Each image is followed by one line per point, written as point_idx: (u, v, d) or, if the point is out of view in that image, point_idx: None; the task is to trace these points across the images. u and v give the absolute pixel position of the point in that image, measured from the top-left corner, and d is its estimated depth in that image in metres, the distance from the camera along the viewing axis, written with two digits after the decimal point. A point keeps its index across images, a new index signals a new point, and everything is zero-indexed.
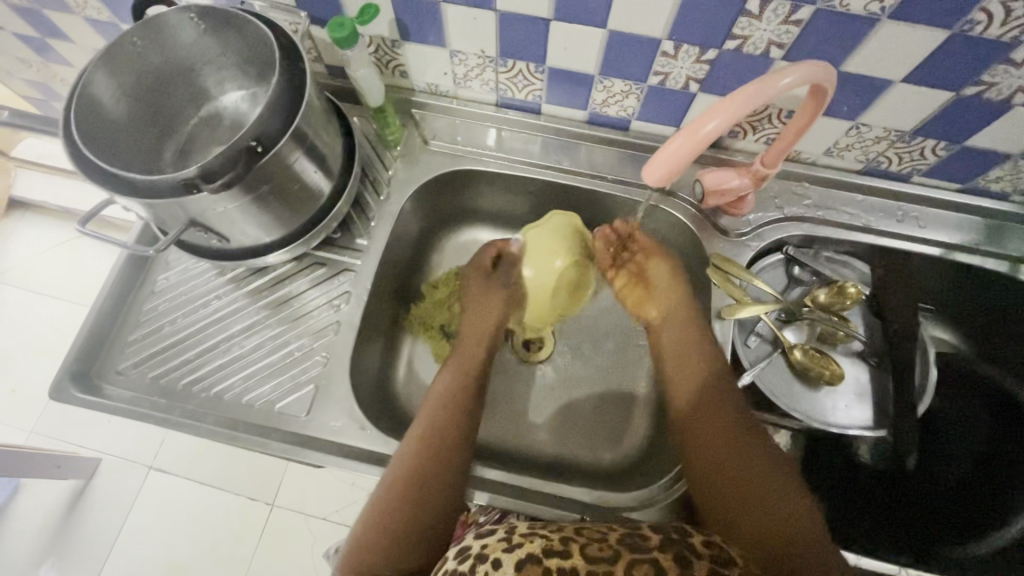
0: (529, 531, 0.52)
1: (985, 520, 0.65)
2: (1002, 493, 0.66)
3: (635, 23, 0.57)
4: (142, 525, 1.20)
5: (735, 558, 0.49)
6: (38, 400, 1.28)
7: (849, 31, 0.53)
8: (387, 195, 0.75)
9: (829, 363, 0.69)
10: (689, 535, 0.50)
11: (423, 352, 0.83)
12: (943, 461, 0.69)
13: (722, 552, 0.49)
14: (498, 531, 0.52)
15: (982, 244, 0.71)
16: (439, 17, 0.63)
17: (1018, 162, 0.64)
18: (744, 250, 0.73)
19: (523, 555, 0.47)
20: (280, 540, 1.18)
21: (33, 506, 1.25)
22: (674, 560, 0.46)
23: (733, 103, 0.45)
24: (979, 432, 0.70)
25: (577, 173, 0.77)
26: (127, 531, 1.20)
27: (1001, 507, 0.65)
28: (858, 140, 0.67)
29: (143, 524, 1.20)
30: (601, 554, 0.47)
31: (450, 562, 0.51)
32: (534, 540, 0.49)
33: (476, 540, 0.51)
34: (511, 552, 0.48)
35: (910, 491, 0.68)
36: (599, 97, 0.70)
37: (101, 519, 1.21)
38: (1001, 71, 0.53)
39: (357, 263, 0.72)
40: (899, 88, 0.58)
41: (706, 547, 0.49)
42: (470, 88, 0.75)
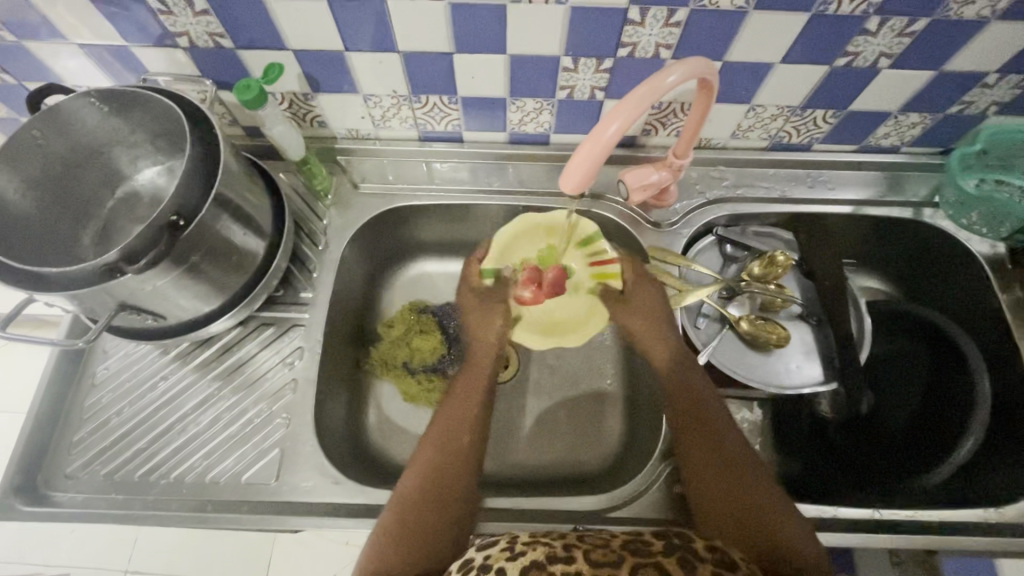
0: (531, 540, 0.49)
1: (934, 450, 0.69)
2: (948, 425, 0.69)
3: (532, 44, 0.61)
4: None
5: (737, 560, 0.46)
6: None
7: (724, 25, 0.58)
8: (326, 243, 0.75)
9: (774, 328, 0.72)
10: (691, 540, 0.48)
11: (388, 393, 0.81)
12: (897, 398, 0.74)
13: (725, 554, 0.46)
14: (501, 541, 0.49)
15: (887, 195, 0.78)
16: (346, 65, 0.64)
17: (898, 116, 0.70)
18: (677, 238, 0.77)
19: (527, 562, 0.45)
20: None
21: None
22: (680, 565, 0.44)
23: (629, 105, 0.48)
24: (917, 370, 0.74)
25: (509, 192, 0.79)
26: None
27: (945, 437, 0.69)
28: (757, 120, 0.72)
29: None
30: (605, 558, 0.45)
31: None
32: (537, 548, 0.47)
33: (479, 552, 0.49)
34: (514, 561, 0.46)
35: (875, 433, 0.72)
36: (515, 117, 0.73)
37: None
38: (862, 41, 0.59)
39: (305, 316, 0.72)
40: (780, 69, 0.63)
41: (709, 551, 0.46)
42: (390, 127, 0.76)
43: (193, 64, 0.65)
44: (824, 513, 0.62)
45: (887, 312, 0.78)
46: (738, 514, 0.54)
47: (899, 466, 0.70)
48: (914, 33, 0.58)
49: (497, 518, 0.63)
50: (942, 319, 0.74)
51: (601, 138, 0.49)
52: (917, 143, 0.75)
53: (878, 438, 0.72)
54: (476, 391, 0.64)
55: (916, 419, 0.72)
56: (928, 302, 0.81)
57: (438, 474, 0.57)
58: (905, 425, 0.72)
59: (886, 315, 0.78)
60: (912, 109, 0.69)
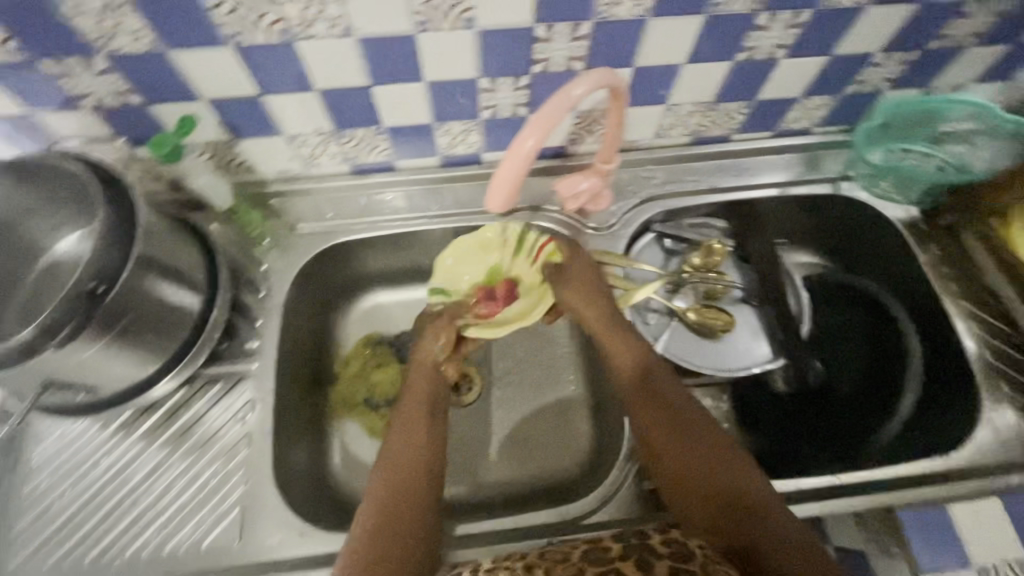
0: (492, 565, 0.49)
1: (882, 408, 0.73)
2: (890, 383, 0.74)
3: (448, 70, 0.62)
4: None
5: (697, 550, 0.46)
6: None
7: (628, 34, 0.60)
8: (268, 289, 0.74)
9: (719, 314, 0.75)
10: (648, 536, 0.48)
11: (354, 432, 0.79)
12: (844, 364, 0.77)
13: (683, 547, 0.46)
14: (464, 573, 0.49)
15: (806, 175, 0.82)
16: (264, 108, 0.64)
17: (804, 101, 0.75)
18: (618, 239, 0.79)
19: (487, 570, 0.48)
20: None
21: None
22: (636, 566, 0.44)
23: (545, 116, 0.50)
24: (858, 335, 0.78)
25: (449, 215, 0.80)
26: None
27: (889, 395, 0.73)
28: (676, 118, 0.75)
29: None
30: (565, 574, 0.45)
31: None
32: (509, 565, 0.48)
33: None
34: None
35: (828, 400, 0.75)
36: (444, 140, 0.74)
37: None
38: (757, 35, 0.63)
39: (254, 367, 0.69)
40: (687, 68, 0.66)
41: (665, 545, 0.46)
42: (320, 164, 0.75)
43: (103, 124, 0.63)
44: (789, 488, 0.64)
45: (825, 283, 0.83)
46: (707, 498, 0.53)
47: (855, 428, 0.73)
48: (803, 24, 0.62)
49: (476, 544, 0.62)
50: (873, 286, 0.80)
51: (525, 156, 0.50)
52: (826, 123, 0.80)
53: (832, 404, 0.75)
54: (420, 420, 0.63)
55: (864, 381, 0.75)
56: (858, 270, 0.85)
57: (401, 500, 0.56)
58: (854, 388, 0.75)
59: (823, 286, 0.83)
60: (815, 93, 0.73)
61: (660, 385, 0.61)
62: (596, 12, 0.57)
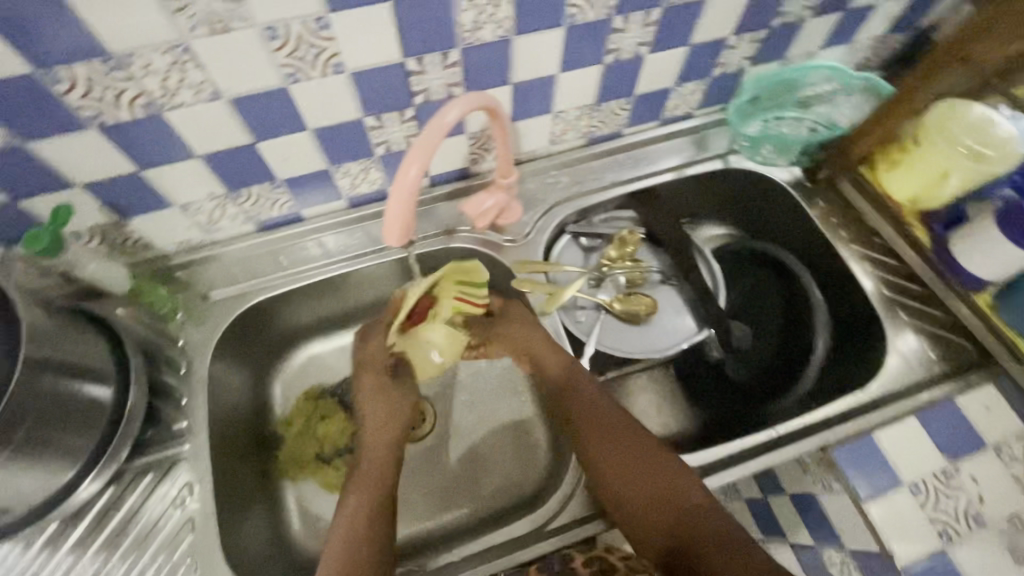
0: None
1: (801, 354, 0.77)
2: (804, 329, 0.78)
3: (331, 115, 0.62)
4: None
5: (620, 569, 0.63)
6: None
7: (497, 55, 0.63)
8: (188, 365, 0.71)
9: (641, 300, 0.78)
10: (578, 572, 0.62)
11: (310, 490, 0.78)
12: (763, 321, 0.82)
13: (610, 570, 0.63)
14: None
15: (697, 155, 0.87)
16: (148, 183, 0.62)
17: (679, 88, 0.80)
18: (536, 247, 0.81)
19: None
20: None
21: None
22: None
23: (422, 146, 0.51)
24: (771, 291, 0.83)
25: (366, 252, 0.79)
26: None
27: (804, 340, 0.78)
28: (566, 123, 0.78)
29: None
30: None
31: None
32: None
33: None
34: None
35: (752, 358, 0.79)
36: (346, 182, 0.74)
37: None
38: (618, 37, 0.67)
39: (185, 448, 0.66)
40: (562, 76, 0.69)
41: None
42: (223, 228, 0.74)
43: None
44: (735, 449, 0.67)
45: (730, 251, 0.88)
46: (659, 508, 0.58)
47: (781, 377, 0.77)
48: (657, 21, 0.66)
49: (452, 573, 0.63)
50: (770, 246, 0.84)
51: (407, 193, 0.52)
52: (705, 105, 0.85)
53: (757, 361, 0.79)
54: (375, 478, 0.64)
55: (783, 333, 0.80)
56: (762, 233, 0.92)
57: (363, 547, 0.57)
58: (775, 341, 0.80)
59: (730, 254, 0.88)
60: (686, 80, 0.78)
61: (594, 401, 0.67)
62: (461, 38, 0.59)
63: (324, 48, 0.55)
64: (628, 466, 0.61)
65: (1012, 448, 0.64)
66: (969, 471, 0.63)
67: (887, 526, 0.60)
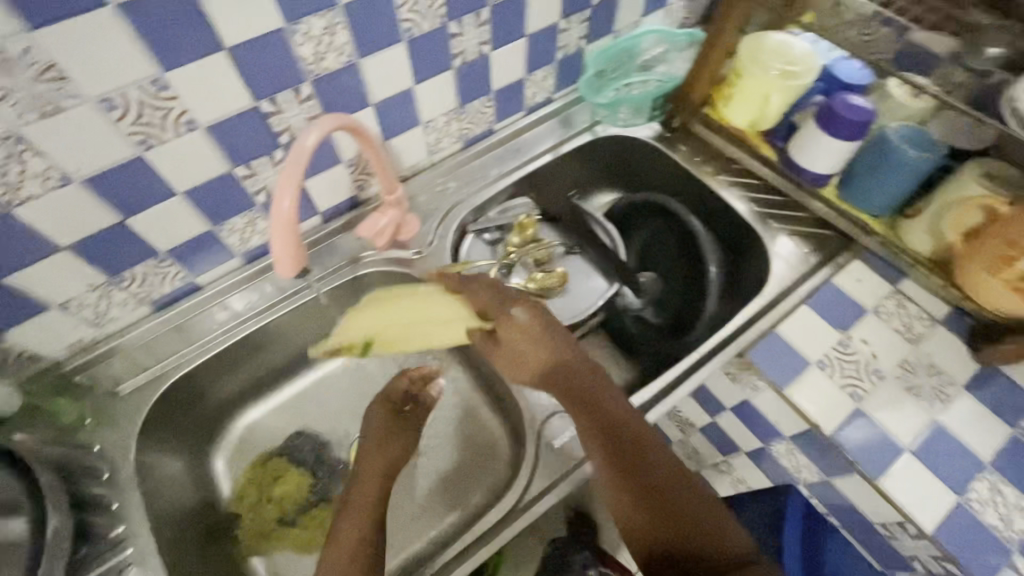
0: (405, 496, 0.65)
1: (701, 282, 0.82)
2: (698, 260, 0.83)
3: (198, 174, 0.62)
4: None
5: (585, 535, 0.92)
6: None
7: (349, 80, 0.65)
8: (112, 468, 0.66)
9: (552, 273, 0.81)
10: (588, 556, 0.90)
11: (282, 556, 0.76)
12: (666, 262, 0.88)
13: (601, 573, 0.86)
14: None
15: (566, 133, 0.94)
16: (15, 289, 0.58)
17: (531, 77, 0.86)
18: (443, 253, 0.84)
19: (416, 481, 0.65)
20: None
21: None
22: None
23: (290, 171, 0.52)
24: (665, 235, 0.88)
25: (275, 303, 0.78)
26: None
27: (700, 268, 0.83)
28: (438, 131, 0.82)
29: None
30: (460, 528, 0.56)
31: None
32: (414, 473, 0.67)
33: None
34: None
35: (665, 297, 0.86)
36: (235, 239, 0.73)
37: None
38: (458, 41, 0.71)
39: (129, 551, 0.62)
40: (419, 88, 0.73)
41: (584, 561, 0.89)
42: (114, 317, 0.70)
43: None
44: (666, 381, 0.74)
45: (623, 210, 0.94)
46: (660, 517, 0.56)
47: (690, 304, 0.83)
48: (488, 20, 0.72)
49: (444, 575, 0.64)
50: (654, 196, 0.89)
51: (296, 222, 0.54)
52: (560, 87, 0.93)
53: (670, 298, 0.86)
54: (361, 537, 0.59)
55: (686, 269, 0.85)
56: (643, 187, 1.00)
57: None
58: (680, 277, 0.86)
59: (624, 212, 0.94)
60: (535, 68, 0.85)
61: (612, 410, 0.62)
62: (307, 72, 0.61)
63: (168, 108, 0.55)
64: (643, 486, 0.58)
65: (887, 307, 0.74)
66: (860, 336, 0.72)
67: (810, 404, 0.67)
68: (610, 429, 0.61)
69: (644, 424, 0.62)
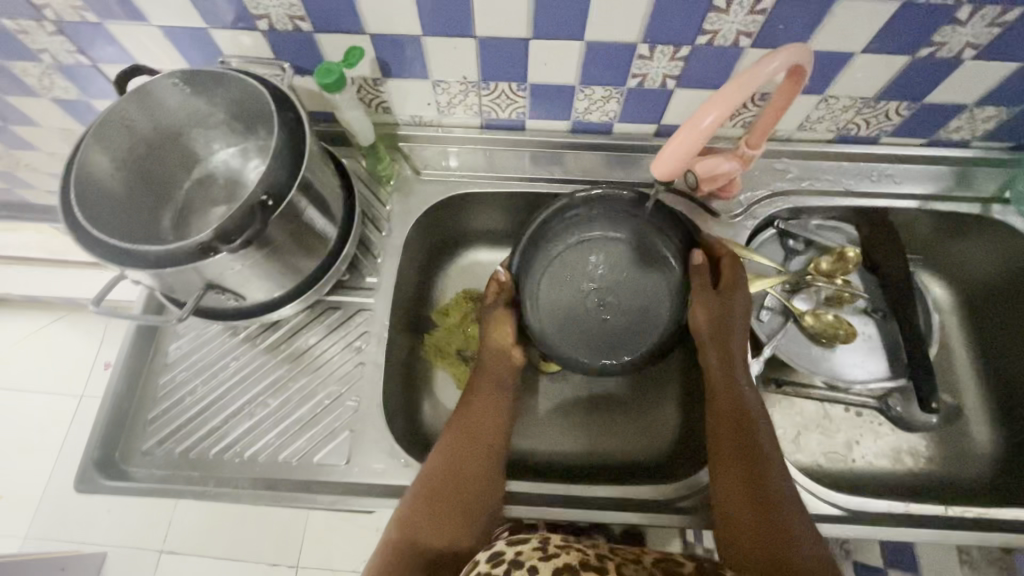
0: (561, 543, 0.57)
1: None
2: None
3: (612, 30, 0.60)
4: None
5: None
6: (54, 498, 1.26)
7: (813, 11, 0.57)
8: (389, 229, 0.75)
9: (843, 324, 0.75)
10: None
11: (445, 380, 0.82)
12: None
13: None
14: (533, 540, 0.56)
15: (955, 190, 0.77)
16: (421, 52, 0.64)
17: (973, 110, 0.69)
18: (741, 229, 0.76)
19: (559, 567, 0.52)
20: None
21: None
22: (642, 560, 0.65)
23: (730, 93, 0.48)
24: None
25: (570, 180, 0.78)
26: None
27: None
28: (828, 111, 0.71)
29: None
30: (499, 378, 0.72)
31: (482, 564, 0.54)
32: (570, 552, 0.55)
33: (510, 546, 0.55)
34: (548, 561, 0.53)
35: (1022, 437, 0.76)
36: (581, 105, 0.72)
37: None
38: (950, 30, 0.58)
39: (370, 301, 0.71)
40: (861, 59, 0.62)
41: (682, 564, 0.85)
42: (453, 114, 0.75)
43: (269, 47, 0.65)
44: (904, 510, 0.63)
45: (989, 289, 0.81)
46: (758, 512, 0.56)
47: None
48: (1006, 23, 0.57)
49: (548, 507, 0.65)
50: None
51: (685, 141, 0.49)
52: (989, 139, 0.74)
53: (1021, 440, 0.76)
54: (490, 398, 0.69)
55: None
56: (974, 306, 0.84)
57: (466, 446, 0.64)
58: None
59: (989, 294, 0.81)
60: (989, 103, 0.68)
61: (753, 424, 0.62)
62: None
63: None
64: (755, 490, 0.58)
65: None
66: None
67: None
68: (743, 432, 0.61)
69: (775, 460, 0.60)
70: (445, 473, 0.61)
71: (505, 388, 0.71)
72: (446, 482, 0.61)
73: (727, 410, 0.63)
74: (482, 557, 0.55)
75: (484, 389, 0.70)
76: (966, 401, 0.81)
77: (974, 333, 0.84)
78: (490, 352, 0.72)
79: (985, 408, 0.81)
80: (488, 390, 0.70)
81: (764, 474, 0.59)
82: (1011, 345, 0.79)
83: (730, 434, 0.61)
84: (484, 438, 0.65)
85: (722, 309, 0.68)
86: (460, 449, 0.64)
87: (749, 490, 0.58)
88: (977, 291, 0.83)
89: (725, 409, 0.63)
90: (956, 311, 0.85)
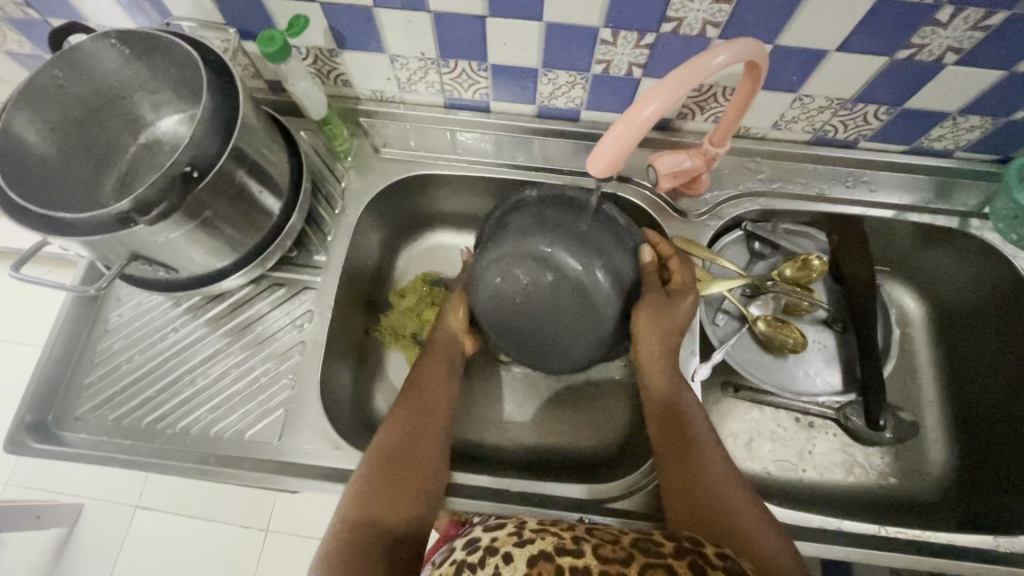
0: (538, 529, 0.52)
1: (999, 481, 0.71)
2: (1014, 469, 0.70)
3: (570, 12, 0.57)
4: (147, 548, 1.21)
5: None
6: None
7: (782, 3, 0.53)
8: (343, 207, 0.73)
9: (791, 332, 0.74)
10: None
11: (397, 362, 0.81)
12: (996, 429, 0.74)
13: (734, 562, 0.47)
14: (508, 526, 0.52)
15: (933, 203, 0.73)
16: (375, 24, 0.61)
17: (955, 119, 0.66)
18: (704, 230, 0.73)
19: (534, 552, 0.47)
20: (286, 547, 1.21)
21: (28, 545, 1.25)
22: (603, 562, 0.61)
23: (671, 86, 0.46)
24: (996, 391, 0.75)
25: (534, 166, 0.76)
26: (133, 555, 1.21)
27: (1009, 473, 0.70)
28: (804, 111, 0.67)
29: (146, 549, 1.21)
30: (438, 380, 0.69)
31: (459, 551, 0.51)
32: (545, 537, 0.50)
33: (486, 533, 0.52)
34: (521, 547, 0.48)
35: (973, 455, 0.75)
36: (546, 89, 0.69)
37: (98, 560, 1.22)
38: (930, 32, 0.55)
39: (317, 279, 0.70)
40: (836, 57, 0.58)
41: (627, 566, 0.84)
42: (415, 92, 0.73)
43: (217, 10, 0.62)
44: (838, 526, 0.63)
45: (960, 306, 0.79)
46: (706, 501, 0.56)
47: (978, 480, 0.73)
48: (989, 27, 0.53)
49: (483, 500, 0.64)
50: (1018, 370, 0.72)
51: (624, 132, 0.47)
52: (972, 149, 0.71)
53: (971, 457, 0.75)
54: (440, 375, 0.69)
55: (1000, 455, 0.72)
56: (946, 322, 0.81)
57: (414, 421, 0.63)
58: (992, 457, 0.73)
59: (958, 310, 0.79)
60: (973, 112, 0.64)
61: (695, 417, 0.62)
62: None
63: None
64: (700, 481, 0.57)
65: None
66: None
67: None
68: (685, 426, 0.61)
69: (718, 449, 0.60)
70: (392, 446, 0.61)
71: (453, 367, 0.71)
72: (400, 460, 0.60)
73: (674, 402, 0.63)
74: (458, 546, 0.52)
75: (434, 367, 0.69)
76: (927, 419, 0.79)
77: (941, 349, 0.81)
78: (440, 328, 0.73)
79: (944, 427, 0.79)
80: (438, 367, 0.69)
81: (714, 463, 0.59)
82: (976, 365, 0.77)
83: (672, 432, 0.61)
84: (431, 414, 0.65)
85: (671, 308, 0.64)
86: (406, 423, 0.63)
87: (695, 481, 0.58)
88: (948, 306, 0.80)
89: (667, 403, 0.63)
90: (925, 325, 0.82)
